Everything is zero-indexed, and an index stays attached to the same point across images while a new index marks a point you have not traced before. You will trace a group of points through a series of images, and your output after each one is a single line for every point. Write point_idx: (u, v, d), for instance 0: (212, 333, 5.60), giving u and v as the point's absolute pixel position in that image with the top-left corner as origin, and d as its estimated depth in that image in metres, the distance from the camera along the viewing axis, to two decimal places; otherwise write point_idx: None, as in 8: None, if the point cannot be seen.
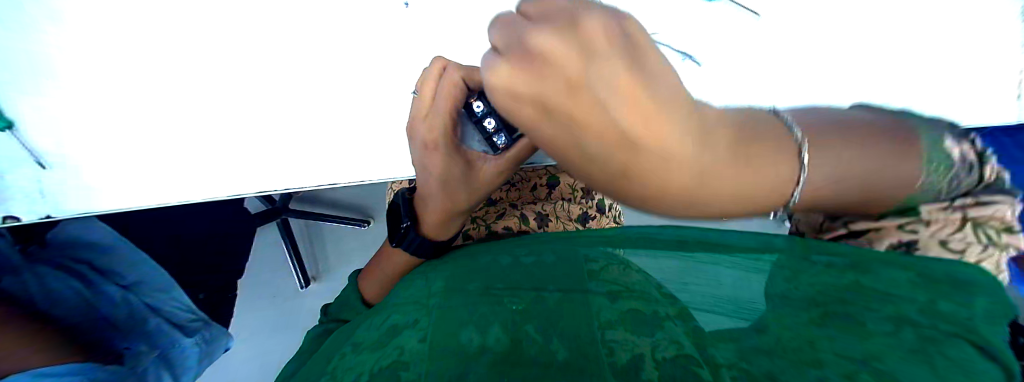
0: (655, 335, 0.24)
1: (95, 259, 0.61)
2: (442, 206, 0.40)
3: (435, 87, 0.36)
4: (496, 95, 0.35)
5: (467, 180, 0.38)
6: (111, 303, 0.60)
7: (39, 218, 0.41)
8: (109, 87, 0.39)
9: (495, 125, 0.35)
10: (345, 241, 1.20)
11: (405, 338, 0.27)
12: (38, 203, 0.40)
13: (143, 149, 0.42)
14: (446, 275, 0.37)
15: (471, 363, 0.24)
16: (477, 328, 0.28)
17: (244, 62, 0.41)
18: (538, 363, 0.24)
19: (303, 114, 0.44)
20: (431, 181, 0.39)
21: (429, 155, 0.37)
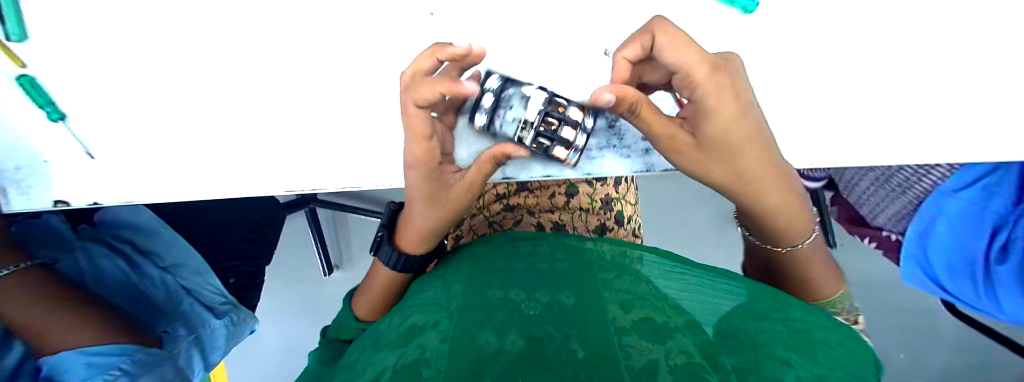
0: (667, 344, 0.23)
1: (140, 241, 0.68)
2: (417, 221, 0.43)
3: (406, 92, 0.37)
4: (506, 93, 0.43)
5: (436, 199, 0.40)
6: (151, 282, 0.65)
7: (91, 205, 0.46)
8: (157, 88, 0.44)
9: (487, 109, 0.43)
10: (369, 232, 1.26)
11: (424, 339, 0.28)
12: (92, 190, 0.45)
13: (181, 144, 0.45)
14: (464, 278, 0.38)
15: (493, 358, 0.23)
16: (496, 330, 0.26)
17: (278, 66, 0.44)
18: (559, 353, 0.23)
19: (327, 118, 0.46)
20: (409, 200, 0.43)
21: (406, 176, 0.40)
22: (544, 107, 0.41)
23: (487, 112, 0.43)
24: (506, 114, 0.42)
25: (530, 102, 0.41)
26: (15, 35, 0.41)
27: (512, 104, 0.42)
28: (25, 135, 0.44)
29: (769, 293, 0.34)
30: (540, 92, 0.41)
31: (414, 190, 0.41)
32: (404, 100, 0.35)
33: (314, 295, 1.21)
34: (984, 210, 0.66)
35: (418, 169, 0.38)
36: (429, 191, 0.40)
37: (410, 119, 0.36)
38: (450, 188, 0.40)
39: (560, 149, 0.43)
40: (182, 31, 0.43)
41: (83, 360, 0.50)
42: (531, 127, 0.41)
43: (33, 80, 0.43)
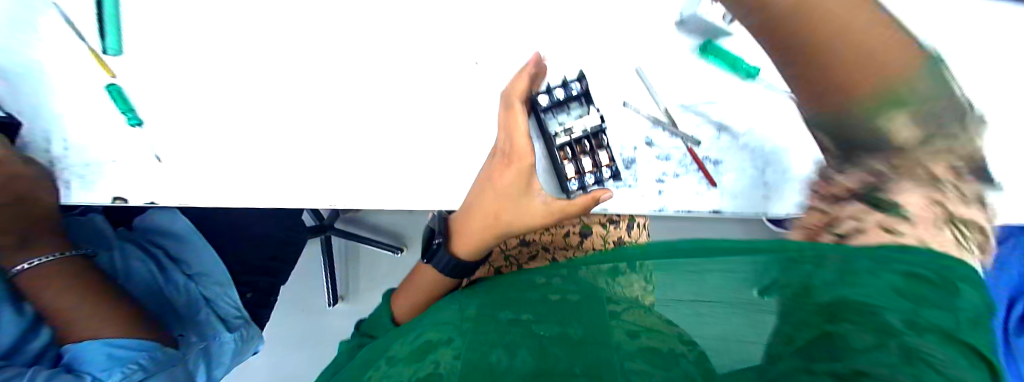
0: (667, 361, 0.26)
1: (172, 247, 0.72)
2: (486, 224, 0.44)
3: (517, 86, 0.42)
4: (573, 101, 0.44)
5: (512, 200, 0.43)
6: (176, 289, 0.69)
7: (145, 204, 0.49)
8: (227, 106, 0.50)
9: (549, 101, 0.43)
10: (379, 265, 1.27)
11: (437, 355, 0.31)
12: (148, 190, 0.49)
13: (235, 156, 0.49)
14: (479, 302, 0.40)
15: (490, 373, 0.27)
16: (506, 350, 0.30)
17: (332, 96, 0.49)
18: (560, 377, 0.26)
19: (367, 144, 0.48)
20: (474, 198, 0.44)
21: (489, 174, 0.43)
22: (590, 129, 0.43)
23: (553, 102, 0.43)
24: (558, 116, 0.44)
25: (585, 119, 0.44)
26: (113, 49, 0.50)
27: (572, 111, 0.44)
28: (102, 137, 0.50)
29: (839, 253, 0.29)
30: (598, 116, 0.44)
31: (491, 185, 0.42)
32: (507, 94, 0.41)
33: (318, 326, 1.21)
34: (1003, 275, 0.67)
35: (516, 165, 0.41)
36: (510, 190, 0.42)
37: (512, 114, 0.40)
38: (530, 199, 0.43)
39: (572, 169, 0.44)
40: (259, 62, 0.50)
41: (106, 350, 0.54)
42: (569, 136, 0.43)
43: (120, 89, 0.50)
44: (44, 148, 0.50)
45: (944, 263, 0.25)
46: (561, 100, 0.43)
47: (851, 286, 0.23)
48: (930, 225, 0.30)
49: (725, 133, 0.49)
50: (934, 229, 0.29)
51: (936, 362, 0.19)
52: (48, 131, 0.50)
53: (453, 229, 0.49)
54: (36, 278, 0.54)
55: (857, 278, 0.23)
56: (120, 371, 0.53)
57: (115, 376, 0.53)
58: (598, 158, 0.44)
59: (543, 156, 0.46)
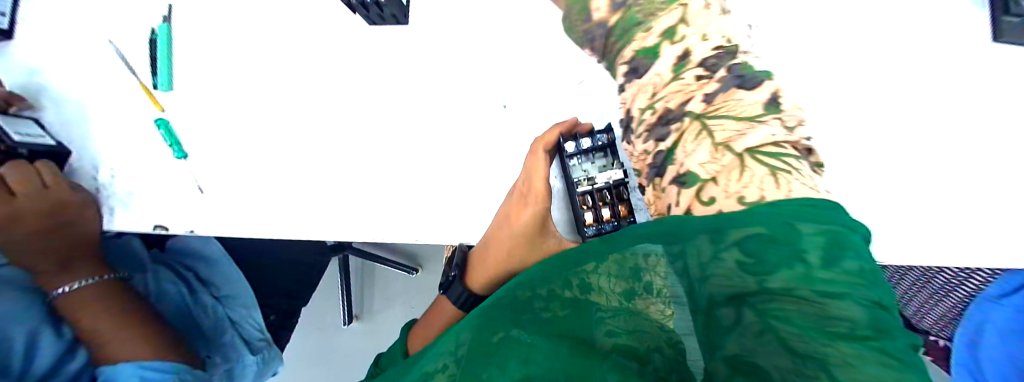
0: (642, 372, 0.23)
1: (201, 269, 0.74)
2: (497, 260, 0.44)
3: (550, 134, 0.41)
4: (598, 153, 0.43)
5: (527, 240, 0.42)
6: (203, 311, 0.71)
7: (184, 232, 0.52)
8: (266, 141, 0.53)
9: (574, 148, 0.43)
10: (393, 285, 1.28)
11: None
12: (188, 219, 0.52)
13: (272, 189, 0.52)
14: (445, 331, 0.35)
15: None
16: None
17: (366, 132, 0.52)
18: None
19: (397, 178, 0.51)
20: (492, 234, 0.44)
21: (506, 211, 0.42)
22: (612, 180, 0.42)
23: (578, 148, 0.43)
24: (583, 163, 0.43)
25: (608, 171, 0.43)
26: (164, 86, 0.54)
27: (596, 161, 0.43)
28: (150, 169, 0.53)
29: (776, 217, 0.24)
30: (621, 170, 0.42)
31: (509, 225, 0.42)
32: (535, 145, 0.41)
33: (332, 347, 1.22)
34: None
35: (532, 207, 0.40)
36: (526, 232, 0.41)
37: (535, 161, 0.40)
38: (546, 241, 0.43)
39: (590, 216, 0.42)
40: (298, 101, 0.53)
41: (139, 372, 0.56)
42: (590, 184, 0.42)
43: (167, 123, 0.53)
44: (92, 177, 0.53)
45: (820, 213, 0.24)
46: (586, 149, 0.43)
47: (773, 263, 0.21)
48: (734, 173, 0.33)
49: None
50: (742, 178, 0.32)
51: (860, 328, 0.18)
52: (97, 161, 0.54)
53: (471, 264, 0.50)
54: (75, 300, 0.56)
55: (767, 255, 0.22)
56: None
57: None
58: (615, 210, 0.41)
59: (561, 195, 0.47)
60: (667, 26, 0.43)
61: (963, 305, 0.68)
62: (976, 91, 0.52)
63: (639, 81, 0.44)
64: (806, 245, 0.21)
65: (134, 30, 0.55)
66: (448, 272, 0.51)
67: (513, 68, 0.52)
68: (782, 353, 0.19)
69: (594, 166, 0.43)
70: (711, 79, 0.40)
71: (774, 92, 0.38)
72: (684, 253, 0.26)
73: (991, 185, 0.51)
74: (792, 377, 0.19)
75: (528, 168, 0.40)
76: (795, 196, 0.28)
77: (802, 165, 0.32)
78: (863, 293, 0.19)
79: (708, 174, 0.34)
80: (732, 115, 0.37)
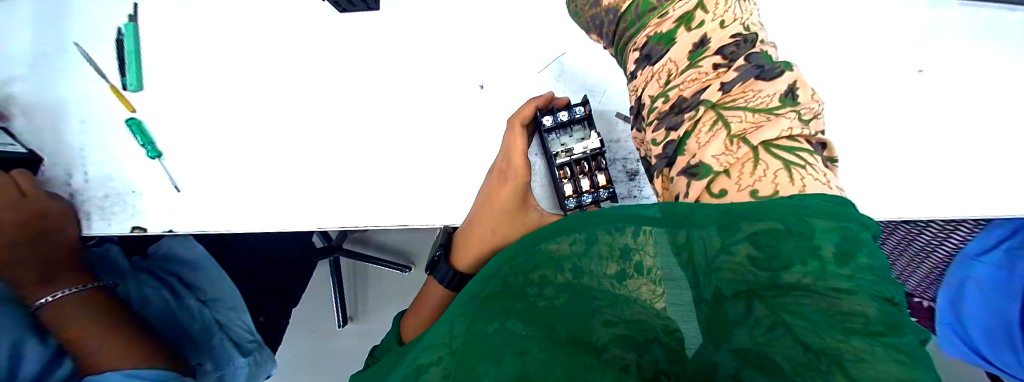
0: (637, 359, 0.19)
1: (186, 273, 0.73)
2: (481, 239, 0.43)
3: (527, 108, 0.41)
4: (573, 128, 0.44)
5: (509, 216, 0.42)
6: (190, 317, 0.70)
7: (160, 231, 0.51)
8: (241, 135, 0.52)
9: (552, 121, 0.43)
10: (387, 283, 1.28)
11: None
12: (163, 218, 0.51)
13: (249, 182, 0.51)
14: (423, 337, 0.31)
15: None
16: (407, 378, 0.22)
17: (341, 119, 0.51)
18: None
19: (376, 164, 0.50)
20: (476, 212, 0.44)
21: (488, 187, 0.42)
22: (589, 150, 0.42)
23: (555, 121, 0.42)
24: (561, 136, 0.44)
25: (585, 142, 0.43)
26: (133, 86, 0.52)
27: (574, 134, 0.44)
28: (122, 170, 0.52)
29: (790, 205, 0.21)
30: (598, 140, 0.42)
31: (490, 201, 0.42)
32: (512, 120, 0.41)
33: (328, 348, 1.21)
34: (1013, 277, 0.63)
35: (513, 182, 0.40)
36: (507, 207, 0.41)
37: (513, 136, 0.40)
38: (528, 214, 0.43)
39: (570, 188, 0.42)
40: (270, 90, 0.52)
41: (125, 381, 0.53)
42: (569, 156, 0.43)
43: (139, 123, 0.52)
44: (65, 181, 0.52)
45: (840, 207, 0.22)
46: (564, 122, 0.43)
47: (784, 251, 0.18)
48: (747, 166, 0.31)
49: None
50: (755, 173, 0.30)
51: (874, 323, 0.15)
52: (67, 165, 0.52)
53: (456, 244, 0.49)
54: (55, 314, 0.54)
55: (784, 247, 0.18)
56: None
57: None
58: (595, 179, 0.42)
59: (542, 172, 0.47)
60: (684, 10, 0.39)
61: (945, 263, 0.68)
62: (951, 49, 0.53)
63: (652, 67, 0.40)
64: (824, 236, 0.18)
65: (101, 29, 0.54)
66: (434, 252, 0.51)
67: (490, 49, 0.51)
68: (794, 347, 0.16)
69: (571, 139, 0.44)
70: (728, 68, 0.35)
71: (795, 84, 0.33)
72: (688, 243, 0.21)
73: (971, 140, 0.51)
74: (805, 373, 0.15)
75: (508, 145, 0.40)
76: (809, 191, 0.26)
77: (816, 161, 0.30)
78: (878, 290, 0.17)
79: (720, 166, 0.32)
80: (749, 107, 0.33)
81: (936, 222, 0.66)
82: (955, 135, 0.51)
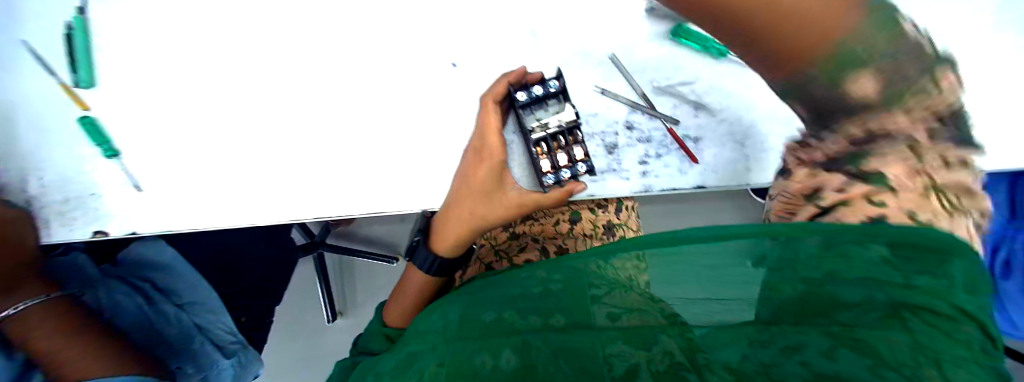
0: (657, 350, 0.23)
1: (159, 278, 0.70)
2: (459, 219, 0.43)
3: (500, 86, 0.40)
4: (549, 103, 0.42)
5: (487, 196, 0.41)
6: (166, 321, 0.68)
7: (125, 234, 0.48)
8: (201, 128, 0.49)
9: (526, 97, 0.41)
10: (376, 276, 1.26)
11: (421, 365, 0.27)
12: (126, 220, 0.48)
13: (215, 177, 0.48)
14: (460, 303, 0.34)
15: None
16: (489, 351, 0.26)
17: (307, 105, 0.48)
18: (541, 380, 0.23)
19: (348, 151, 0.48)
20: (455, 193, 0.44)
21: (466, 168, 0.41)
22: (563, 123, 0.42)
23: (529, 96, 0.41)
24: (536, 111, 0.42)
25: (560, 116, 0.42)
26: (84, 82, 0.49)
27: (550, 108, 0.42)
28: (76, 172, 0.49)
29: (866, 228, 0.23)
30: (574, 113, 0.42)
31: (469, 181, 0.42)
32: (484, 98, 0.40)
33: (316, 345, 1.19)
34: (981, 228, 0.64)
35: (489, 161, 0.39)
36: (484, 187, 0.41)
37: (487, 114, 0.39)
38: (506, 192, 0.42)
39: (548, 164, 0.42)
40: (228, 78, 0.49)
41: None
42: (544, 131, 0.42)
43: (94, 121, 0.49)
44: (20, 189, 0.48)
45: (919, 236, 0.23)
46: (539, 97, 0.41)
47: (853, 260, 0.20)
48: (913, 189, 0.29)
49: (701, 111, 0.49)
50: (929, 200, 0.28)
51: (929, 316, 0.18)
52: (13, 170, 0.48)
53: (435, 228, 0.48)
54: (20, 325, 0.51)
55: (858, 252, 0.20)
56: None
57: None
58: (572, 152, 0.41)
59: (520, 150, 0.45)
60: None
61: None
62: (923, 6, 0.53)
63: None
64: (898, 248, 0.20)
65: (37, 21, 0.49)
66: (412, 237, 0.51)
67: (460, 25, 0.49)
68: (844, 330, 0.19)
69: (546, 112, 0.42)
70: None
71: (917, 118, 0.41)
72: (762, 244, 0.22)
73: None
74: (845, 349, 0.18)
75: (482, 123, 0.39)
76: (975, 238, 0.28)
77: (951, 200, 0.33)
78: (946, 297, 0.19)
79: (888, 180, 0.29)
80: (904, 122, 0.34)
81: None
82: None
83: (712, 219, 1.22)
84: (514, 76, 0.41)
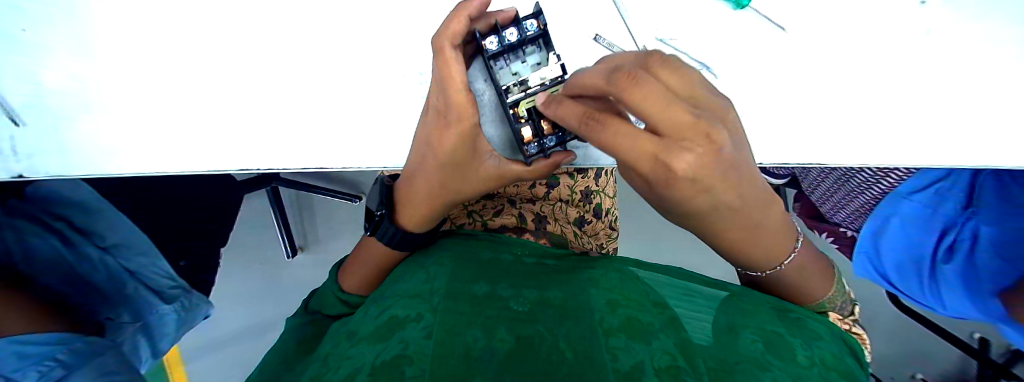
0: (650, 345, 0.28)
1: (75, 217, 0.61)
2: (426, 188, 0.40)
3: (462, 24, 0.29)
4: (524, 50, 0.36)
5: (459, 166, 0.37)
6: (91, 265, 0.61)
7: (11, 178, 0.37)
8: (82, 46, 0.38)
9: (497, 44, 0.34)
10: (338, 215, 1.21)
11: (406, 333, 0.27)
12: (11, 161, 0.37)
13: (116, 114, 0.39)
14: (448, 271, 0.38)
15: (481, 362, 0.24)
16: (482, 330, 0.29)
17: (230, 29, 0.39)
18: (546, 356, 0.25)
19: (291, 95, 0.41)
20: (420, 160, 0.38)
21: (433, 133, 0.35)
22: (546, 80, 0.36)
23: (501, 45, 0.34)
24: (511, 63, 0.36)
25: (541, 69, 0.36)
26: None
27: (527, 58, 0.36)
28: None
29: (776, 313, 0.38)
30: (557, 65, 0.35)
31: (432, 149, 0.36)
32: (437, 43, 0.29)
33: (277, 278, 1.16)
34: (936, 213, 0.67)
35: (457, 127, 0.33)
36: (454, 158, 0.36)
37: (447, 68, 0.29)
38: (482, 164, 0.37)
39: (529, 131, 0.37)
40: None
41: (12, 348, 0.46)
42: (521, 90, 0.36)
43: None
44: None
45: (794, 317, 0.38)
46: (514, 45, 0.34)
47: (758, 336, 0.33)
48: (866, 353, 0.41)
49: (706, 70, 0.42)
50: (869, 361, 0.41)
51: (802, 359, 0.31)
52: None
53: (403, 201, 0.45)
54: None
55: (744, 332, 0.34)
56: (36, 371, 0.47)
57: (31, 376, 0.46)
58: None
59: (493, 106, 0.39)
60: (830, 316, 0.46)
61: (877, 200, 0.72)
62: None
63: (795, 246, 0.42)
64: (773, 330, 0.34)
65: None
66: (373, 211, 0.48)
67: None
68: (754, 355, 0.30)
69: (522, 65, 0.36)
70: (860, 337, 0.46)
71: None
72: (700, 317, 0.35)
73: None
74: (764, 365, 0.29)
75: (441, 79, 0.30)
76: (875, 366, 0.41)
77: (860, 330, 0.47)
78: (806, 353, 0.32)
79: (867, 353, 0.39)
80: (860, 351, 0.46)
81: (867, 168, 0.70)
82: None
83: None
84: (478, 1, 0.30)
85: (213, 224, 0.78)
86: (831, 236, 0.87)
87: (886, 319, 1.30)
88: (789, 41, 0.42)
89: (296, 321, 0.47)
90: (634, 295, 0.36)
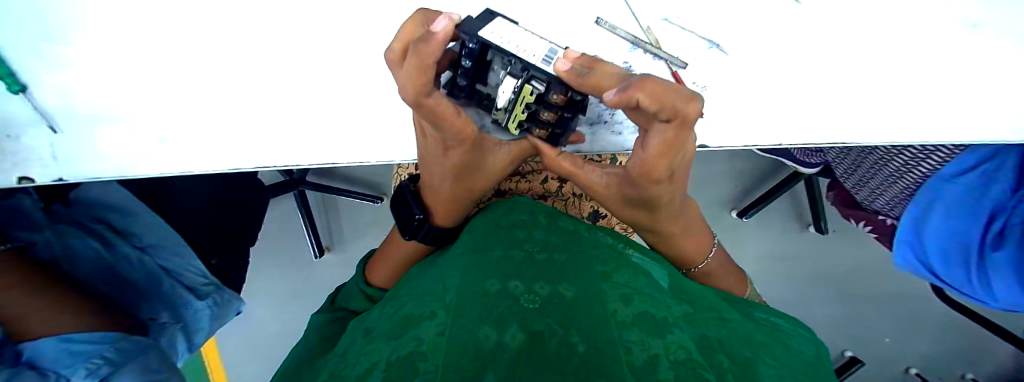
0: (665, 340, 0.26)
1: (114, 220, 0.67)
2: (445, 194, 0.44)
3: (424, 77, 0.30)
4: (490, 59, 0.37)
5: (469, 171, 0.42)
6: (127, 262, 0.66)
7: (52, 181, 0.44)
8: (114, 61, 0.42)
9: (464, 80, 0.39)
10: (361, 215, 1.24)
11: (420, 331, 0.27)
12: (51, 166, 0.43)
13: (148, 123, 0.43)
14: (459, 268, 0.37)
15: (494, 354, 0.22)
16: (495, 325, 0.26)
17: (244, 37, 0.42)
18: (558, 347, 0.23)
19: (300, 97, 0.44)
20: (432, 171, 0.43)
21: (439, 152, 0.40)
22: (509, 93, 0.37)
23: (467, 78, 0.39)
24: (489, 78, 0.39)
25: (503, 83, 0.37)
26: None
27: (496, 69, 0.38)
28: None
29: (769, 326, 0.37)
30: (511, 77, 0.36)
31: (441, 161, 0.41)
32: (412, 98, 0.31)
33: (304, 279, 1.21)
34: (982, 198, 0.62)
35: (461, 147, 0.39)
36: (464, 165, 0.41)
37: (434, 110, 0.33)
38: (493, 164, 0.43)
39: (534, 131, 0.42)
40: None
41: (63, 346, 0.49)
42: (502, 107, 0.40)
43: None
44: None
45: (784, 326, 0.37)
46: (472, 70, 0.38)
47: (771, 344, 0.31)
48: None
49: (716, 48, 0.43)
50: None
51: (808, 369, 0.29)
52: None
53: (429, 201, 0.47)
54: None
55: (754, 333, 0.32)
56: (84, 367, 0.49)
57: (81, 370, 0.48)
58: (545, 93, 0.37)
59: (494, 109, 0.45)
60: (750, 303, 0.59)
61: (916, 185, 0.67)
62: None
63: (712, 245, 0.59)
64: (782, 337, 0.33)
65: None
66: (411, 215, 0.47)
67: None
68: (768, 360, 0.28)
69: (498, 74, 0.38)
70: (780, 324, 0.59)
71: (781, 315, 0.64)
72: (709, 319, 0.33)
73: (1016, 44, 0.43)
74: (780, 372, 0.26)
75: (433, 118, 0.34)
76: None
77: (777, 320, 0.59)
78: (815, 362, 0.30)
79: None
80: None
81: (908, 149, 0.65)
82: (987, 45, 0.43)
83: (701, 168, 1.25)
84: (445, 35, 0.29)
85: (242, 225, 0.83)
86: (869, 226, 0.82)
87: (934, 317, 1.21)
88: (795, 15, 0.42)
89: (321, 317, 0.48)
90: (648, 292, 0.34)
